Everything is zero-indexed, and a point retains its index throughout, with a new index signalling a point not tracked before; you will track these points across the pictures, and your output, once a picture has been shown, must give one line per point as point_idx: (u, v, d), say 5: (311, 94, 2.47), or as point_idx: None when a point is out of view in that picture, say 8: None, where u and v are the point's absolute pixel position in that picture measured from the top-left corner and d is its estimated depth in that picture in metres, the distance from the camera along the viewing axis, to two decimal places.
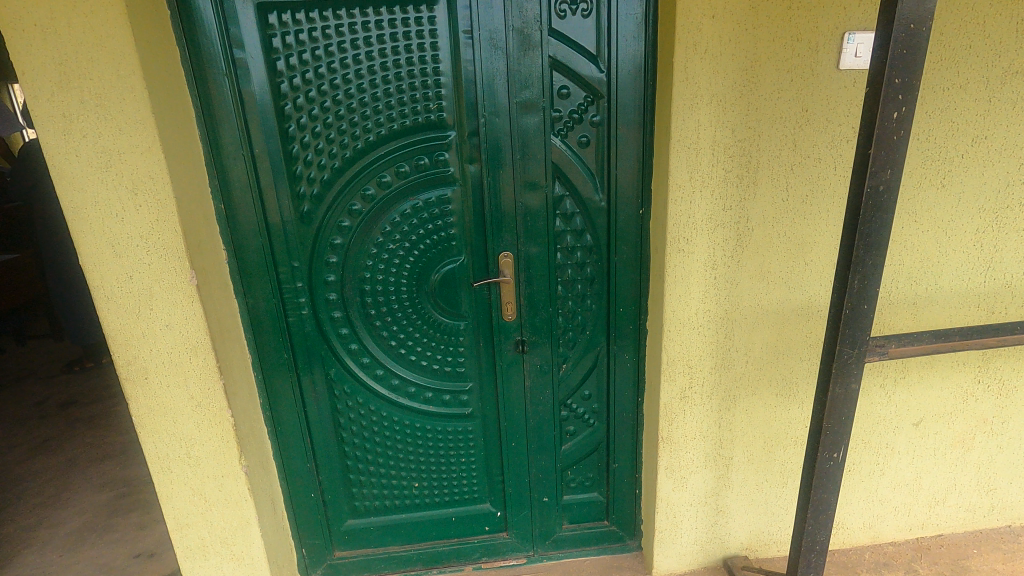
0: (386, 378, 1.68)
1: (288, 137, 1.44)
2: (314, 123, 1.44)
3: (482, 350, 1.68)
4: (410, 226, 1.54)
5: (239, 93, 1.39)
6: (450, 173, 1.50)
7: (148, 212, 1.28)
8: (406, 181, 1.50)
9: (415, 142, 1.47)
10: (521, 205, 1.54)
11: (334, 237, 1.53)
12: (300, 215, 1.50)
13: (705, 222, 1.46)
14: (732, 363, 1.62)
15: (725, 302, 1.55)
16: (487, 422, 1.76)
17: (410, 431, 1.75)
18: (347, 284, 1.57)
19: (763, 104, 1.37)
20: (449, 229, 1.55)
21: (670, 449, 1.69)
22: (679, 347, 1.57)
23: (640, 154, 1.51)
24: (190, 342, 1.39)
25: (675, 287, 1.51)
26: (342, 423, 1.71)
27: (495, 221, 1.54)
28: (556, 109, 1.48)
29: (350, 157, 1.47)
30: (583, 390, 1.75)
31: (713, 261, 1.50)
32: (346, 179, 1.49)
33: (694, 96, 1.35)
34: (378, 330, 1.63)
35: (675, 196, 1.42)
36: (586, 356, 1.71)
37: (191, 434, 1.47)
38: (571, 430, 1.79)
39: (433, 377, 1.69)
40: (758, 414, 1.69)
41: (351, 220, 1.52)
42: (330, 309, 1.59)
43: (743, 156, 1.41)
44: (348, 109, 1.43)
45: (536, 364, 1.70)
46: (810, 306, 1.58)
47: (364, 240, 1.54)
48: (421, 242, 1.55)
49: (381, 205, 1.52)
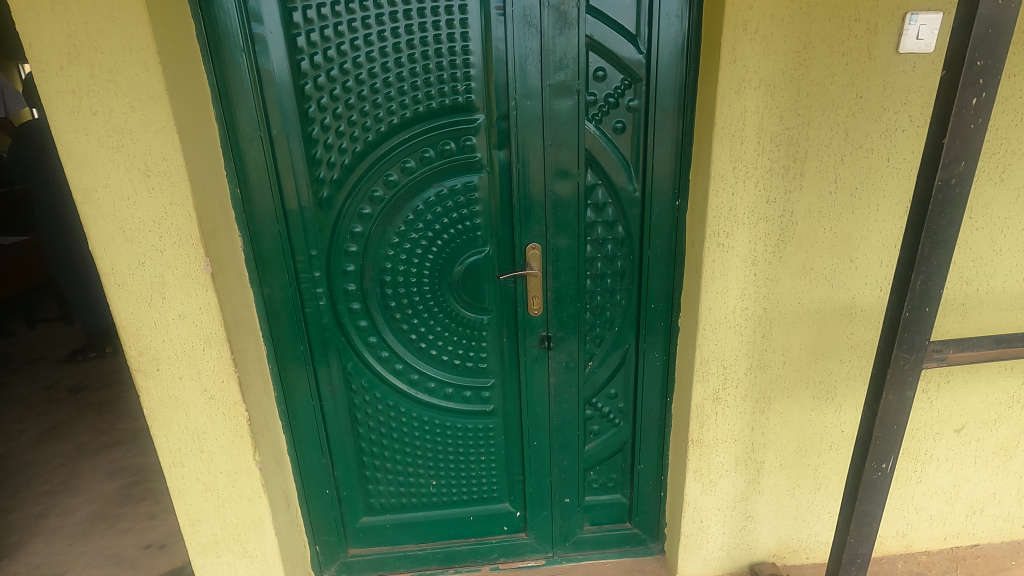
0: (405, 373, 1.61)
1: (307, 119, 1.37)
2: (336, 104, 1.36)
3: (506, 346, 1.61)
4: (434, 215, 1.46)
5: (257, 71, 1.31)
6: (477, 159, 1.42)
7: (161, 196, 1.21)
8: (430, 166, 1.42)
9: (441, 126, 1.39)
10: (552, 195, 1.46)
11: (353, 225, 1.45)
12: (319, 200, 1.43)
13: (748, 215, 1.37)
14: (768, 364, 1.54)
15: (764, 301, 1.47)
16: (508, 420, 1.69)
17: (429, 428, 1.68)
18: (367, 275, 1.50)
19: (816, 89, 1.28)
20: (474, 218, 1.47)
21: (699, 452, 1.61)
22: (714, 347, 1.49)
23: (678, 141, 1.43)
24: (204, 333, 1.33)
25: (712, 284, 1.43)
26: (358, 418, 1.65)
27: (523, 210, 1.46)
28: (591, 93, 1.39)
29: (372, 140, 1.39)
30: (609, 389, 1.68)
31: (753, 257, 1.42)
32: (367, 163, 1.41)
33: (741, 80, 1.26)
34: (399, 323, 1.56)
35: (716, 187, 1.34)
36: (613, 353, 1.64)
37: (204, 428, 1.41)
38: (595, 429, 1.72)
39: (454, 373, 1.63)
40: (793, 418, 1.62)
41: (372, 207, 1.44)
42: (349, 300, 1.52)
43: (791, 145, 1.32)
44: (372, 90, 1.35)
45: (561, 362, 1.62)
46: (853, 307, 1.50)
47: (386, 229, 1.47)
48: (445, 232, 1.48)
49: (404, 193, 1.44)
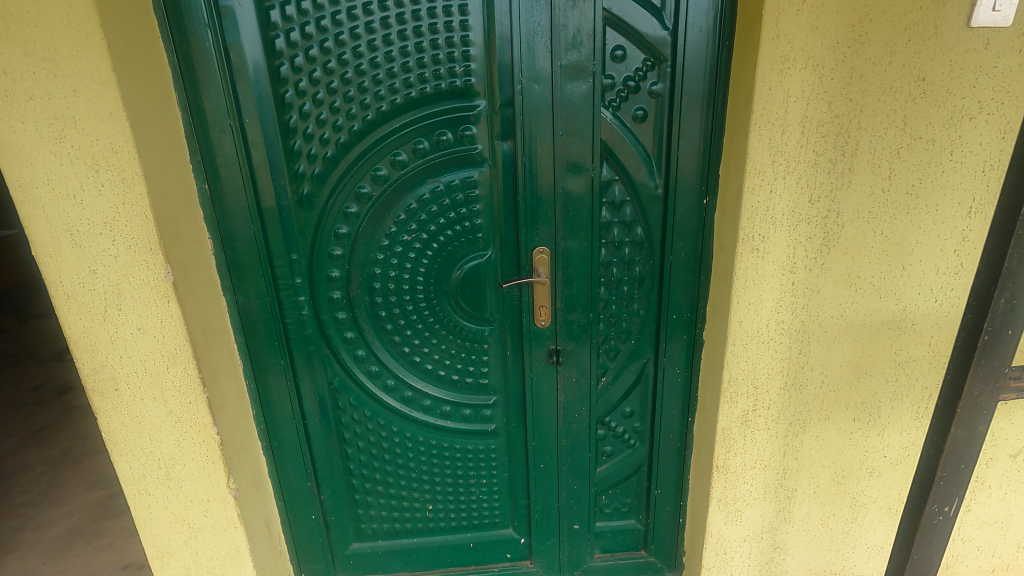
0: (398, 390, 1.45)
1: (284, 105, 1.20)
2: (316, 89, 1.19)
3: (509, 360, 1.44)
4: (429, 214, 1.30)
5: (226, 49, 1.15)
6: (477, 151, 1.25)
7: (112, 194, 1.05)
8: (424, 159, 1.25)
9: (437, 114, 1.22)
10: (562, 191, 1.29)
11: (338, 226, 1.29)
12: (299, 198, 1.26)
13: (787, 216, 1.20)
14: (804, 383, 1.37)
15: (802, 313, 1.29)
16: (512, 440, 1.53)
17: (424, 449, 1.52)
18: (354, 282, 1.34)
19: (870, 70, 1.10)
20: (475, 218, 1.30)
21: (725, 479, 1.45)
22: (744, 365, 1.33)
23: (707, 131, 1.25)
24: (167, 348, 1.17)
25: (744, 294, 1.26)
26: (347, 438, 1.49)
27: (530, 210, 1.29)
28: (608, 75, 1.22)
29: (357, 130, 1.22)
30: (624, 407, 1.51)
31: (792, 264, 1.24)
32: (353, 156, 1.24)
33: (785, 59, 1.08)
34: (390, 335, 1.40)
35: (752, 184, 1.17)
36: (629, 368, 1.47)
37: (171, 453, 1.26)
38: (608, 450, 1.56)
39: (452, 389, 1.47)
40: (831, 442, 1.45)
41: (358, 206, 1.28)
42: (334, 310, 1.36)
43: (839, 136, 1.14)
44: (357, 73, 1.18)
45: (571, 377, 1.46)
46: (903, 319, 1.32)
47: (375, 230, 1.30)
48: (442, 234, 1.31)
49: (395, 189, 1.27)
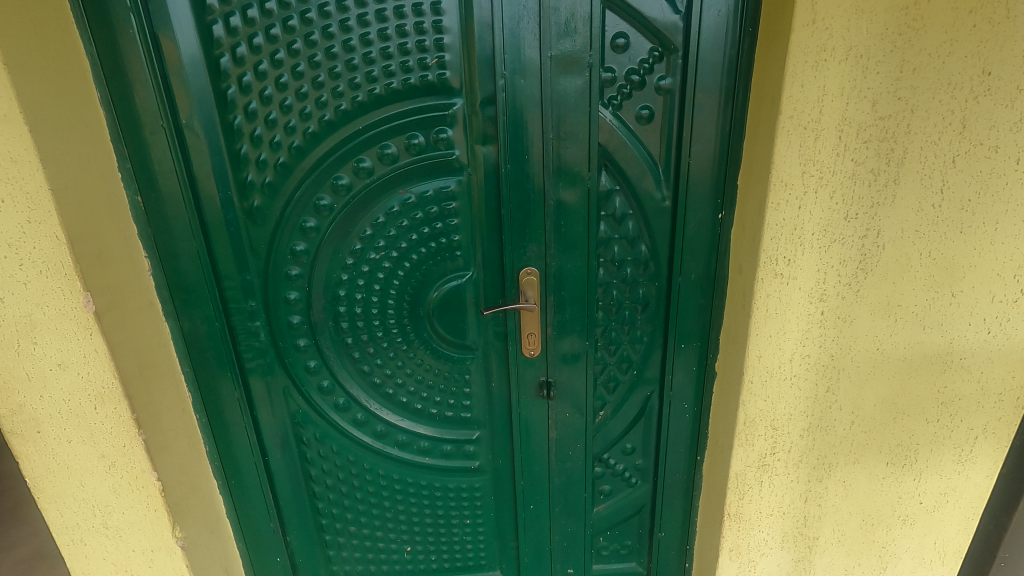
0: (369, 424, 1.29)
1: (226, 103, 1.02)
2: (263, 84, 1.01)
3: (495, 391, 1.27)
4: (400, 230, 1.12)
5: (154, 37, 0.97)
6: (455, 157, 1.07)
7: (15, 211, 0.87)
8: (393, 167, 1.08)
9: (406, 113, 1.04)
10: (554, 204, 1.11)
11: (295, 242, 1.12)
12: (248, 210, 1.09)
13: (818, 237, 1.02)
14: (831, 424, 1.19)
15: (832, 346, 1.11)
16: (499, 479, 1.36)
17: (401, 487, 1.36)
18: (316, 305, 1.17)
19: (925, 62, 0.91)
20: (453, 234, 1.13)
21: (737, 528, 1.28)
22: (762, 404, 1.16)
23: (723, 134, 1.06)
24: (93, 387, 1.01)
25: (765, 325, 1.08)
26: (313, 475, 1.34)
27: (516, 224, 1.12)
28: (607, 68, 1.03)
29: (313, 133, 1.04)
30: (624, 443, 1.35)
31: (821, 291, 1.06)
32: (309, 163, 1.06)
33: (821, 49, 0.90)
34: (359, 364, 1.23)
35: (777, 199, 0.98)
36: (631, 400, 1.30)
37: (106, 500, 1.11)
38: (606, 490, 1.39)
39: (430, 423, 1.30)
40: (860, 488, 1.26)
41: (317, 220, 1.10)
42: (294, 336, 1.20)
43: (884, 141, 0.95)
44: (311, 66, 1.00)
45: (565, 411, 1.29)
46: (949, 354, 1.12)
47: (337, 248, 1.13)
48: (416, 252, 1.14)
49: (360, 201, 1.10)
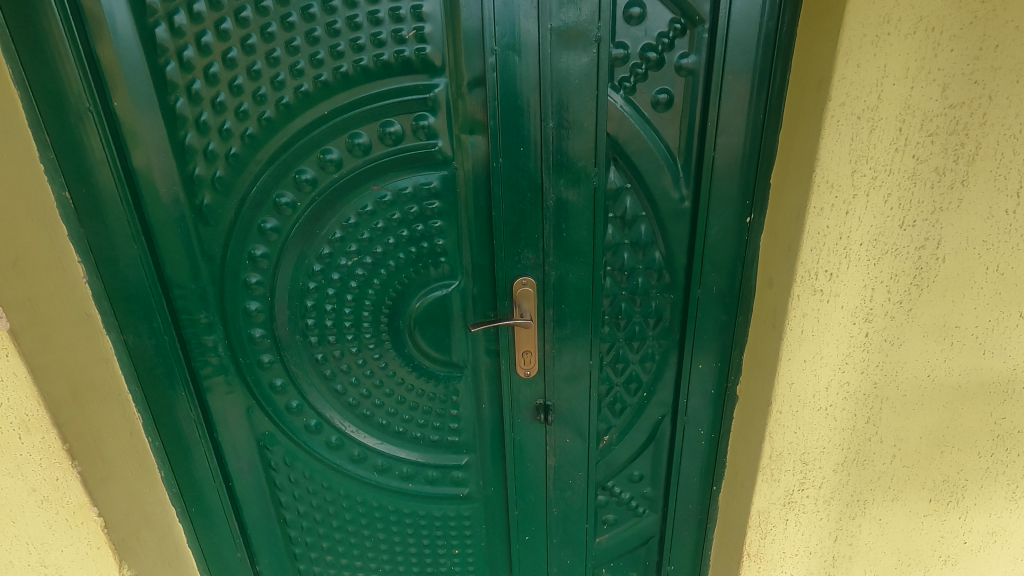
0: (345, 447, 1.15)
1: (165, 84, 0.86)
2: (207, 60, 0.85)
3: (486, 414, 1.13)
4: (374, 232, 0.97)
5: (74, 2, 0.81)
6: (437, 148, 0.91)
7: None
8: (366, 160, 0.92)
9: (379, 97, 0.88)
10: (554, 205, 0.95)
11: (253, 246, 0.97)
12: (198, 209, 0.94)
13: (867, 247, 0.85)
14: (869, 458, 1.04)
15: (875, 373, 0.96)
16: (490, 507, 1.22)
17: (381, 515, 1.22)
18: (280, 317, 1.02)
19: (1010, 37, 0.74)
20: (436, 238, 0.97)
21: (758, 568, 1.14)
22: (792, 436, 1.00)
23: (753, 124, 0.90)
24: (15, 416, 0.85)
25: (799, 348, 0.93)
26: (284, 501, 1.20)
27: (509, 227, 0.96)
28: (619, 44, 0.87)
29: (270, 119, 0.89)
30: (631, 470, 1.20)
31: (866, 310, 0.90)
32: (267, 154, 0.91)
33: (884, 21, 0.73)
34: (331, 383, 1.09)
35: (821, 203, 0.82)
36: (639, 424, 1.16)
37: (41, 537, 0.95)
38: (610, 520, 1.24)
39: (413, 447, 1.16)
40: (898, 527, 1.11)
41: (279, 220, 0.95)
42: (257, 352, 1.05)
43: (953, 135, 0.79)
44: (264, 39, 0.85)
45: (564, 437, 1.14)
46: (1011, 382, 0.96)
47: (303, 253, 0.98)
48: (394, 257, 0.98)
49: (326, 199, 0.94)
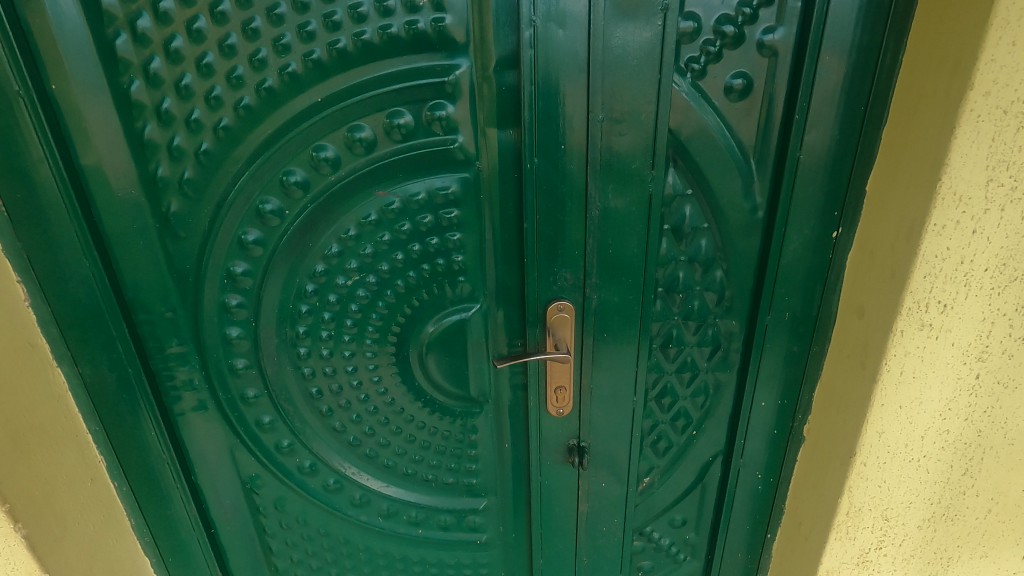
0: (345, 490, 0.99)
1: (115, 62, 0.68)
2: (168, 32, 0.67)
3: (509, 453, 0.97)
4: (380, 247, 0.80)
5: None
6: (458, 145, 0.74)
7: None
8: (369, 158, 0.74)
9: (385, 81, 0.70)
10: (600, 216, 0.77)
11: (232, 262, 0.79)
12: (163, 217, 0.76)
13: (993, 272, 0.67)
14: (962, 513, 0.86)
15: (981, 421, 0.79)
16: (511, 555, 1.06)
17: (386, 563, 1.07)
18: (267, 346, 0.86)
19: None
20: (455, 254, 0.80)
21: None
22: (875, 490, 0.85)
23: (850, 116, 0.72)
24: None
25: (895, 392, 0.76)
26: (274, 549, 1.04)
27: (544, 242, 0.79)
28: (687, 15, 0.69)
29: (249, 108, 0.71)
30: (674, 515, 1.05)
31: (981, 347, 0.73)
32: (246, 151, 0.73)
33: None
34: (328, 420, 0.92)
35: (945, 219, 0.65)
36: (686, 465, 1.00)
37: None
38: (647, 568, 1.09)
39: (425, 489, 1.00)
40: None
41: (263, 232, 0.78)
42: (241, 384, 0.89)
43: None
44: (239, 4, 0.67)
45: (599, 480, 0.98)
46: None
47: (292, 271, 0.81)
48: (403, 276, 0.82)
49: (320, 207, 0.77)
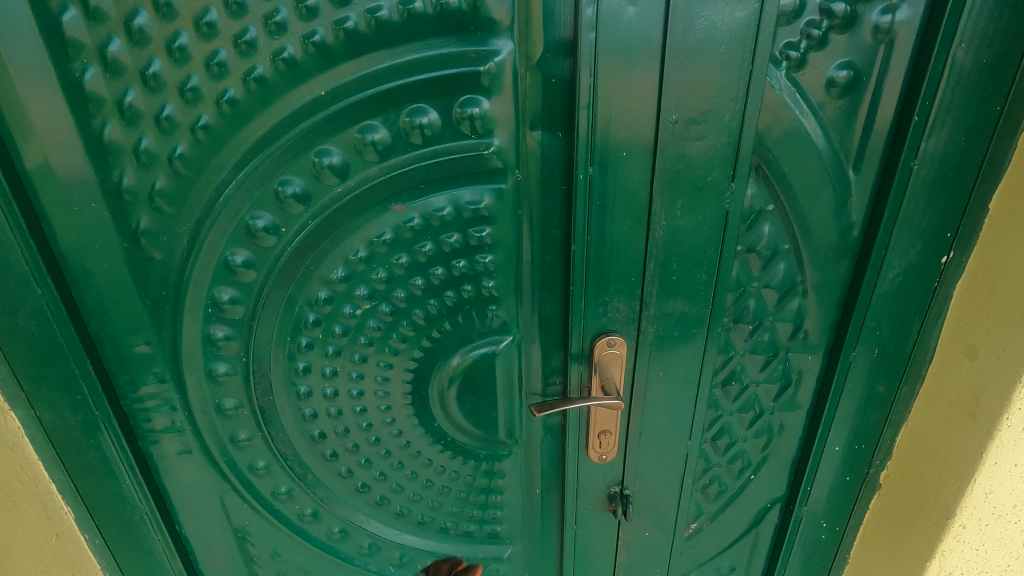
0: (352, 538, 0.87)
1: (63, 43, 0.54)
2: (129, 6, 0.53)
3: (539, 500, 0.84)
4: (396, 271, 0.66)
5: None
6: (493, 150, 0.60)
7: None
8: (383, 166, 0.60)
9: (405, 71, 0.56)
10: (663, 237, 0.64)
11: (217, 289, 0.66)
12: (132, 236, 0.63)
13: None
14: None
15: None
16: None
17: None
18: (261, 383, 0.73)
19: None
20: (485, 279, 0.67)
21: None
22: (972, 556, 0.73)
23: (980, 119, 0.59)
24: None
25: (1010, 450, 0.65)
26: None
27: (594, 267, 0.65)
28: None
29: (235, 103, 0.57)
30: (723, 564, 0.93)
31: None
32: (233, 156, 0.59)
33: None
34: (333, 465, 0.80)
35: None
36: (740, 511, 0.88)
37: None
38: None
39: (442, 537, 0.88)
40: None
41: (255, 253, 0.64)
42: (230, 427, 0.76)
43: None
44: None
45: (642, 529, 0.86)
46: None
47: (291, 298, 0.67)
48: (423, 304, 0.68)
49: (322, 224, 0.63)
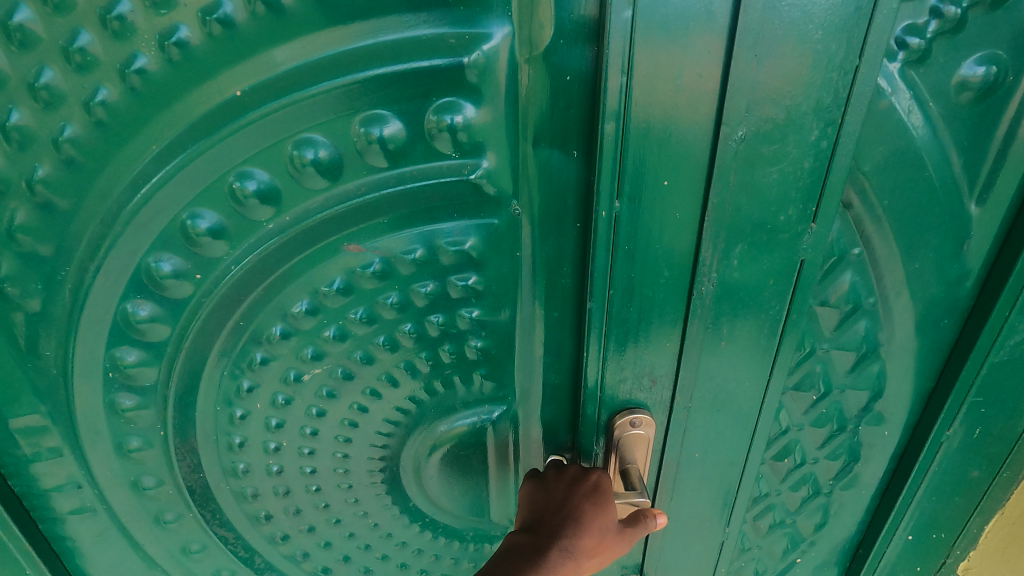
0: None
1: None
2: None
3: None
4: (354, 327, 0.50)
5: None
6: (482, 174, 0.43)
7: None
8: (329, 193, 0.44)
9: (356, 63, 0.39)
10: (713, 292, 0.47)
11: (117, 349, 0.49)
12: None
13: None
14: None
15: None
16: None
17: None
18: (188, 459, 0.57)
19: None
20: (472, 338, 0.51)
21: None
22: None
23: None
24: None
25: None
26: None
27: (619, 329, 0.49)
28: None
29: (116, 104, 0.40)
30: None
31: None
32: (120, 177, 0.42)
33: None
34: (285, 548, 0.65)
35: None
36: None
37: None
38: None
39: None
40: None
41: (162, 305, 0.48)
42: (154, 507, 0.60)
43: None
44: None
45: None
46: None
47: (219, 360, 0.51)
48: (392, 368, 0.53)
49: (252, 269, 0.47)
